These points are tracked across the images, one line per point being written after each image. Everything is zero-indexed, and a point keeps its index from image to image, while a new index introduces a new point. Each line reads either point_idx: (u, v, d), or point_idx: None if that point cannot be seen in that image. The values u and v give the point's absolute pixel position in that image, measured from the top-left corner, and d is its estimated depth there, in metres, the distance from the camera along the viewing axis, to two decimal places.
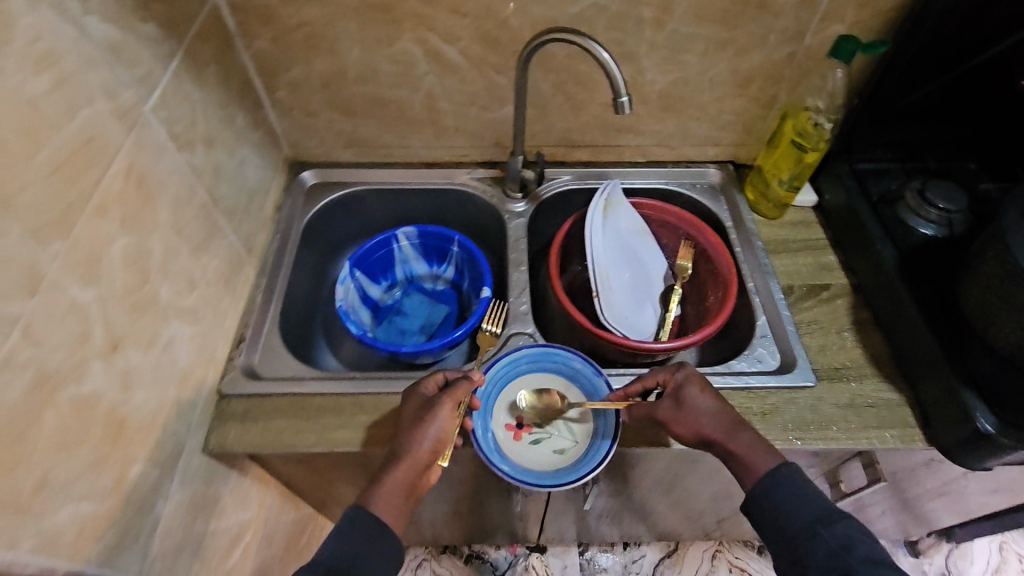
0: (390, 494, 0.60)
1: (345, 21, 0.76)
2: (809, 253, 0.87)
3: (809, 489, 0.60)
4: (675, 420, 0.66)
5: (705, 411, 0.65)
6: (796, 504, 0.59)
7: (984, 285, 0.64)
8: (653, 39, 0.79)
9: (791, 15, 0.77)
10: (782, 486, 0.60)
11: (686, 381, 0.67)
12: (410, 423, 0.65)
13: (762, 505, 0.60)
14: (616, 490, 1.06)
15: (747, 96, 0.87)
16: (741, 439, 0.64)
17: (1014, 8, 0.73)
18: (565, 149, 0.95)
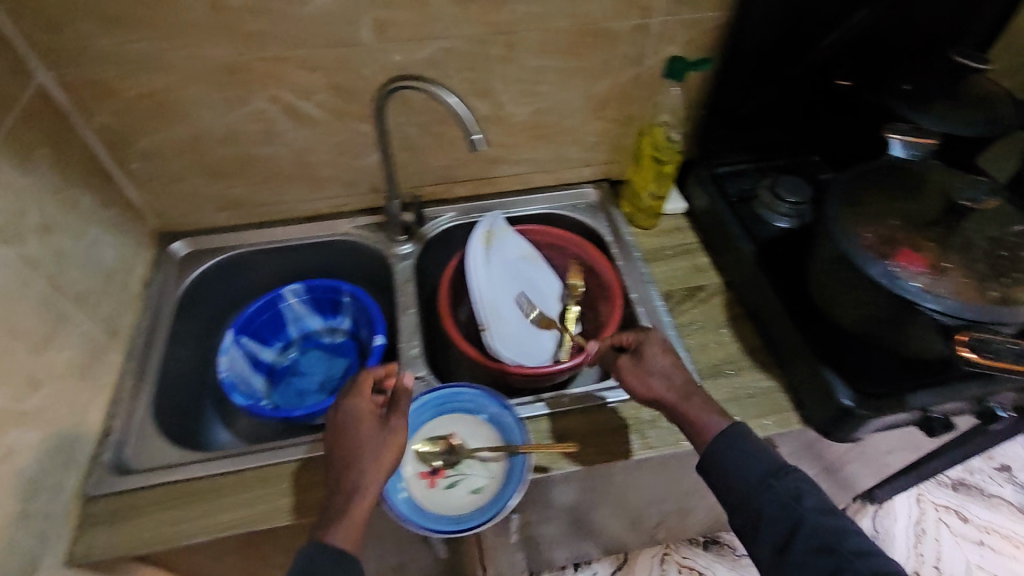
0: (352, 527, 0.58)
1: (189, 86, 0.74)
2: (684, 257, 0.92)
3: (763, 454, 0.63)
4: (632, 374, 0.70)
5: (660, 371, 0.69)
6: (749, 462, 0.62)
7: (823, 272, 0.69)
8: (506, 74, 0.82)
9: (628, 41, 0.81)
10: (735, 447, 0.63)
11: (647, 342, 0.72)
12: (350, 453, 0.62)
13: (714, 468, 0.63)
14: (546, 516, 1.05)
15: (607, 118, 0.92)
16: (691, 400, 0.67)
17: (817, 17, 0.81)
18: (445, 187, 0.97)
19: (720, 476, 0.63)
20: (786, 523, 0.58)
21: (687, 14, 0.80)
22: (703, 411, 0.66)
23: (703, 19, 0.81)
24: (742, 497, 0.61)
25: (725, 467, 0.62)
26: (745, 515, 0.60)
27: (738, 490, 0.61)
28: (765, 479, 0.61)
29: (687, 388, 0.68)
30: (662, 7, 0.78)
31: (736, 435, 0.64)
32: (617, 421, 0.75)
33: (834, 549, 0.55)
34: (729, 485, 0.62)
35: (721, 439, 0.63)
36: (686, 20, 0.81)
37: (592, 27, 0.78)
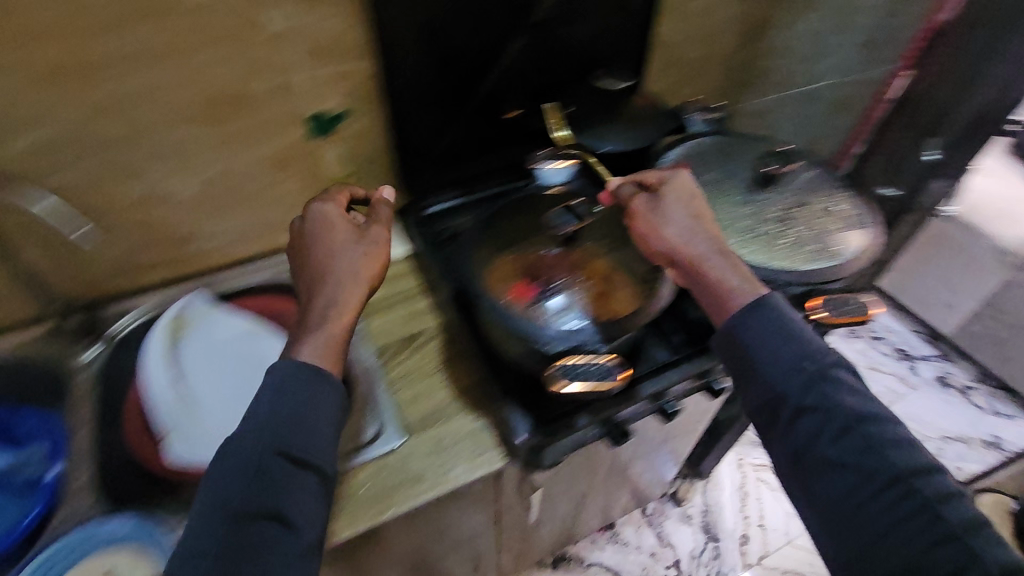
0: (330, 344, 0.60)
1: None
2: (402, 305, 0.90)
3: (783, 324, 0.60)
4: (644, 221, 0.69)
5: (692, 217, 0.68)
6: (775, 349, 0.59)
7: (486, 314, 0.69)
8: (144, 151, 0.74)
9: (276, 100, 0.77)
10: (767, 318, 0.60)
11: (673, 185, 0.69)
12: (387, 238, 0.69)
13: (742, 339, 0.61)
14: None
15: (295, 177, 0.87)
16: (708, 263, 0.65)
17: (466, 52, 0.83)
18: (133, 276, 0.86)
19: (762, 341, 0.60)
20: (790, 407, 0.57)
21: (330, 66, 0.77)
22: (720, 262, 0.65)
23: (351, 69, 0.78)
24: (790, 368, 0.58)
25: (751, 345, 0.60)
26: (767, 399, 0.59)
27: (782, 371, 0.58)
28: (815, 369, 0.57)
29: (695, 236, 0.67)
30: (296, 62, 0.75)
31: (768, 307, 0.61)
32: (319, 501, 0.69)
33: (895, 440, 0.54)
34: (755, 360, 0.60)
35: (755, 308, 0.61)
36: (333, 72, 0.78)
37: (225, 91, 0.74)
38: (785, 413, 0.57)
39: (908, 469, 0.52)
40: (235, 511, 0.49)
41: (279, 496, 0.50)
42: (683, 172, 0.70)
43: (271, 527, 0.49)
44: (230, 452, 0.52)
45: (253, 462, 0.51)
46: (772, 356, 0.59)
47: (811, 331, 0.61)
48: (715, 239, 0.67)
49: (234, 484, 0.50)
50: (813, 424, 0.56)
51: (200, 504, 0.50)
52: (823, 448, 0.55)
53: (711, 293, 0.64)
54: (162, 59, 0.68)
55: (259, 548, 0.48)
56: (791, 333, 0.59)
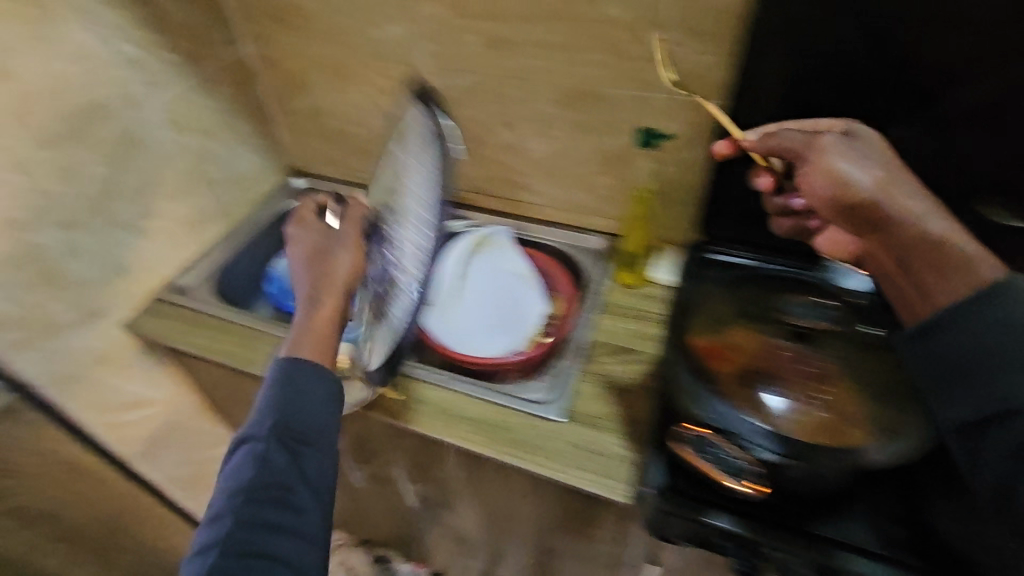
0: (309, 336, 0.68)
1: (315, 73, 1.07)
2: (637, 321, 0.94)
3: (1016, 324, 0.51)
4: (822, 177, 0.64)
5: (842, 170, 0.63)
6: (967, 346, 0.53)
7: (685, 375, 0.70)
8: (525, 114, 0.97)
9: (630, 109, 0.89)
10: (1005, 312, 0.52)
11: (861, 129, 0.68)
12: (323, 270, 0.74)
13: (980, 329, 0.52)
14: (443, 502, 1.13)
15: (616, 176, 0.99)
16: (906, 201, 0.59)
17: (832, 118, 0.74)
18: (479, 197, 1.15)
19: (970, 332, 0.53)
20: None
21: (684, 96, 0.84)
22: (925, 211, 0.59)
23: (701, 103, 0.84)
24: (970, 359, 0.53)
25: (972, 330, 0.53)
26: (996, 403, 0.51)
27: (955, 353, 0.54)
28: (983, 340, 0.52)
29: (896, 184, 0.61)
30: (658, 83, 0.85)
31: (1011, 292, 0.52)
32: (487, 415, 0.83)
33: None
34: (994, 370, 0.51)
35: (989, 296, 0.53)
36: (684, 101, 0.85)
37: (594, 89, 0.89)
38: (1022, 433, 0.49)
39: None
40: (253, 484, 0.58)
41: (300, 459, 0.61)
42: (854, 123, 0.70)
43: (280, 499, 0.58)
44: (247, 442, 0.61)
45: (270, 441, 0.60)
46: (1005, 323, 0.51)
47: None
48: (877, 177, 0.62)
49: (258, 466, 0.59)
50: None
51: (273, 423, 0.61)
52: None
53: (928, 261, 0.57)
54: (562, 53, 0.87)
55: (272, 523, 0.57)
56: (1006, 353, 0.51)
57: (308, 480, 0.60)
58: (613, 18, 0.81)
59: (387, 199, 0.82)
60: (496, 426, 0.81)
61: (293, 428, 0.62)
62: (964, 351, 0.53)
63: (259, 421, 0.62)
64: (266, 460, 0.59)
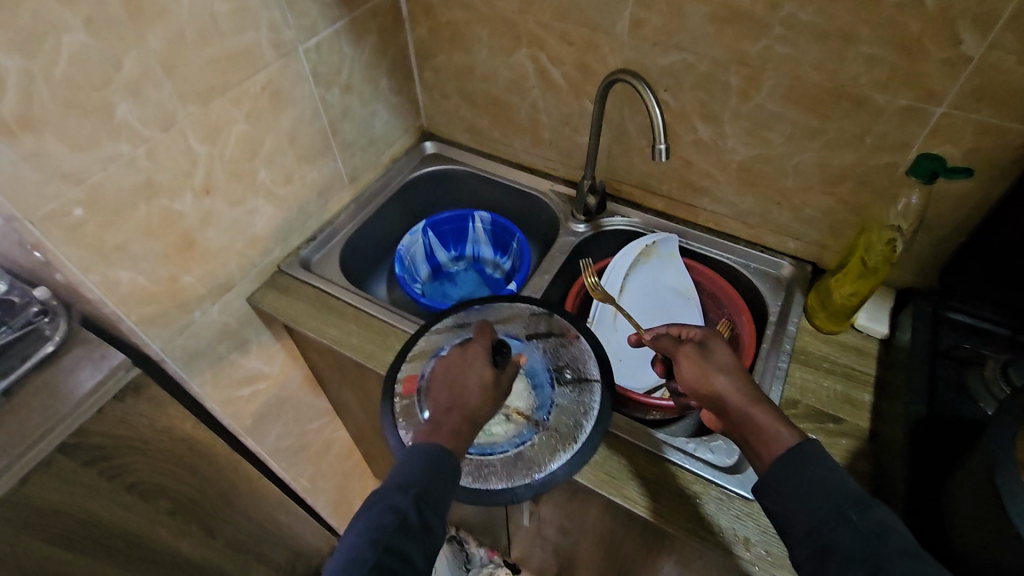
0: (437, 430, 0.59)
1: (480, 27, 0.91)
2: (838, 379, 0.78)
3: (838, 476, 0.54)
4: (693, 369, 0.65)
5: (714, 365, 0.64)
6: (815, 488, 0.54)
7: (966, 492, 0.54)
8: (738, 108, 0.79)
9: (892, 121, 0.70)
10: (810, 465, 0.55)
11: (713, 338, 0.68)
12: (452, 398, 0.61)
13: (773, 483, 0.56)
14: (555, 522, 1.03)
15: (837, 196, 0.80)
16: (759, 411, 0.60)
17: None
18: (642, 193, 0.99)
19: (778, 493, 0.55)
20: (867, 567, 0.48)
21: (983, 114, 0.65)
22: (784, 430, 0.58)
23: (1005, 127, 0.64)
24: (799, 500, 0.54)
25: (784, 494, 0.55)
26: (814, 550, 0.52)
27: (812, 499, 0.53)
28: (845, 506, 0.52)
29: (741, 386, 0.62)
30: (950, 94, 0.65)
31: (810, 457, 0.55)
32: (660, 478, 0.71)
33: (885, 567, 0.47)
34: (796, 500, 0.54)
35: (789, 457, 0.56)
36: (978, 120, 0.65)
37: (852, 90, 0.70)
38: (827, 551, 0.51)
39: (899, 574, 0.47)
40: (386, 546, 0.51)
41: (429, 536, 0.54)
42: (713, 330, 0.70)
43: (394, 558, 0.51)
44: (381, 500, 0.54)
45: (410, 509, 0.53)
46: (824, 464, 0.55)
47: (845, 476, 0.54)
48: (748, 389, 0.62)
49: (381, 519, 0.52)
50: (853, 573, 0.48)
51: (415, 487, 0.54)
52: None
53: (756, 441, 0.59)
54: (824, 39, 0.68)
55: None
56: (863, 500, 0.52)
57: (422, 544, 0.53)
58: (918, 1, 0.61)
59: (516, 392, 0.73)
60: (673, 494, 0.70)
61: (433, 503, 0.54)
62: (815, 487, 0.54)
63: (399, 484, 0.55)
64: (406, 527, 0.52)
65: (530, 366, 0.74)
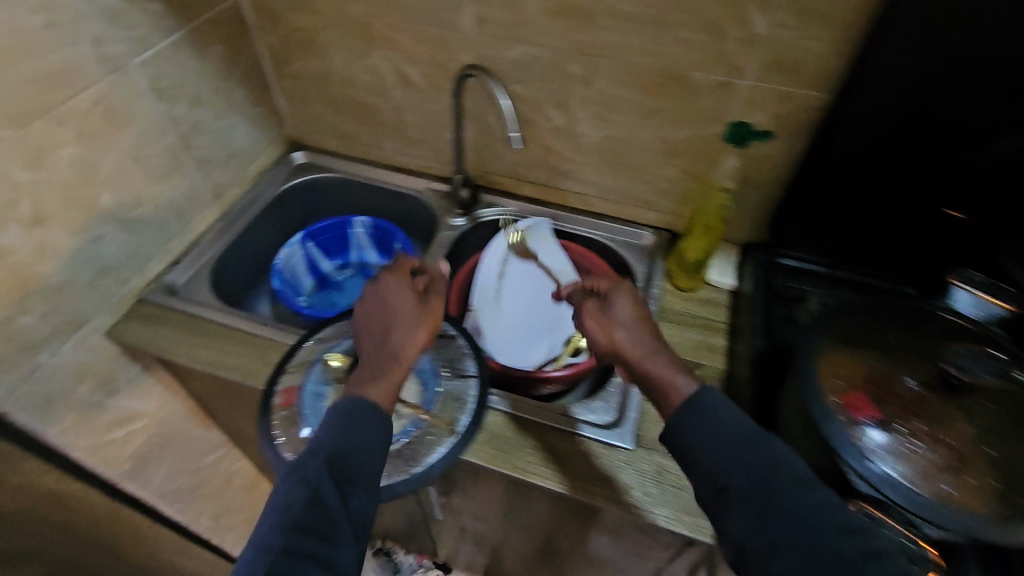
0: (371, 377, 0.63)
1: (331, 32, 0.91)
2: (698, 330, 0.87)
3: (734, 416, 0.58)
4: (595, 323, 0.70)
5: (618, 314, 0.69)
6: (716, 434, 0.56)
7: (790, 408, 0.62)
8: (583, 93, 0.85)
9: (710, 96, 0.79)
10: (706, 411, 0.58)
11: (618, 290, 0.72)
12: (384, 343, 0.67)
13: (678, 433, 0.58)
14: (470, 511, 1.05)
15: (679, 166, 0.89)
16: (656, 361, 0.64)
17: (948, 131, 0.69)
18: (514, 182, 1.03)
19: (685, 440, 0.57)
20: (769, 506, 0.51)
21: (779, 83, 0.75)
22: (678, 377, 0.62)
23: (797, 93, 0.75)
24: (703, 450, 0.56)
25: (692, 443, 0.57)
26: (715, 492, 0.54)
27: (711, 443, 0.56)
28: (739, 446, 0.55)
29: (641, 337, 0.67)
30: (751, 68, 0.75)
31: (705, 402, 0.59)
32: (550, 445, 0.75)
33: (789, 504, 0.51)
34: (698, 446, 0.56)
35: (686, 403, 0.59)
36: (776, 89, 0.76)
37: (674, 70, 0.78)
38: (733, 494, 0.53)
39: (800, 505, 0.50)
40: (297, 524, 0.51)
41: (354, 512, 0.54)
42: (619, 282, 0.74)
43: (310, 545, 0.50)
44: (296, 473, 0.54)
45: (325, 481, 0.53)
46: (718, 407, 0.58)
47: (743, 414, 0.58)
48: (645, 343, 0.66)
49: (296, 503, 0.52)
50: (760, 512, 0.51)
51: (327, 451, 0.55)
52: (777, 534, 0.50)
53: (653, 390, 0.63)
54: (643, 26, 0.75)
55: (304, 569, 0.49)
56: (754, 437, 0.56)
57: (347, 526, 0.53)
58: None
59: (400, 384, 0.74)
60: (563, 457, 0.74)
61: (355, 478, 0.55)
62: (713, 434, 0.56)
63: (313, 450, 0.56)
64: (319, 495, 0.53)
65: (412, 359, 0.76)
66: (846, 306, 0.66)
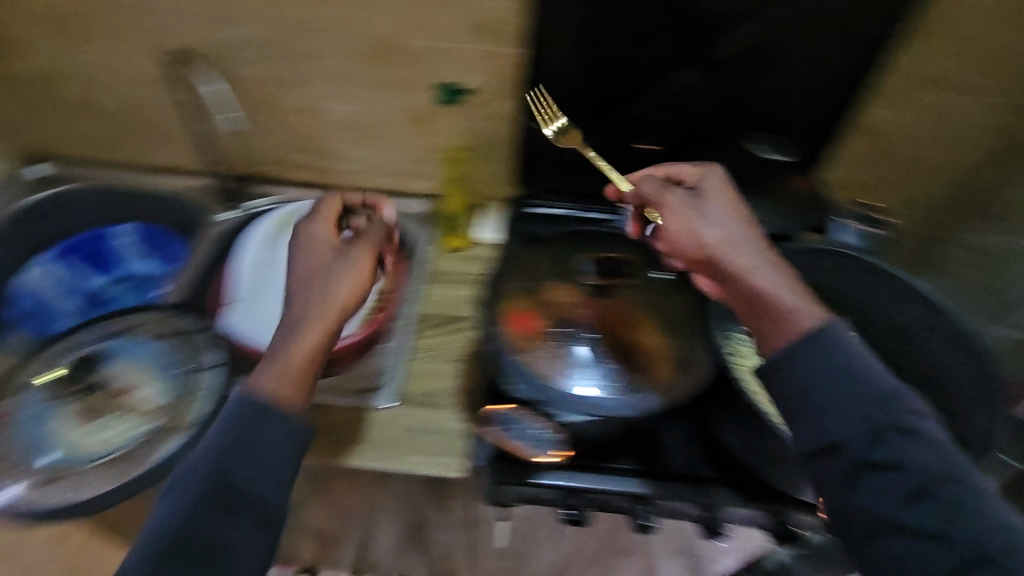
0: (281, 375, 0.54)
1: (25, 27, 0.83)
2: (464, 287, 0.92)
3: (847, 355, 0.51)
4: (678, 221, 0.61)
5: (703, 205, 0.61)
6: (834, 379, 0.50)
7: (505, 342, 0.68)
8: (314, 70, 0.86)
9: (428, 61, 0.83)
10: (829, 355, 0.51)
11: (704, 176, 0.65)
12: (318, 304, 0.58)
13: (792, 375, 0.51)
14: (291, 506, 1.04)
15: (427, 133, 0.93)
16: (761, 278, 0.57)
17: (629, 70, 0.80)
18: (282, 168, 1.02)
19: (786, 377, 0.52)
20: (906, 483, 0.46)
21: (482, 43, 0.80)
22: (749, 251, 0.58)
23: (500, 51, 0.81)
24: (820, 402, 0.49)
25: (811, 388, 0.50)
26: (818, 450, 0.49)
27: (819, 390, 0.50)
28: (879, 421, 0.48)
29: (737, 240, 0.58)
30: (454, 31, 0.79)
31: (827, 341, 0.51)
32: (310, 418, 0.75)
33: (903, 466, 0.46)
34: (808, 393, 0.50)
35: (811, 337, 0.52)
36: (483, 49, 0.81)
37: (387, 39, 0.81)
38: (848, 463, 0.48)
39: (913, 470, 0.46)
40: (167, 557, 0.44)
41: (268, 519, 0.48)
42: (710, 167, 0.66)
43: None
44: (178, 489, 0.47)
45: (209, 496, 0.46)
46: (842, 349, 0.51)
47: (880, 368, 0.51)
48: (716, 225, 0.59)
49: (181, 522, 0.46)
50: (875, 485, 0.46)
51: (216, 470, 0.47)
52: (894, 510, 0.46)
53: (768, 313, 0.55)
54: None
55: None
56: (850, 371, 0.50)
57: (257, 541, 0.47)
58: None
59: (134, 386, 0.77)
60: (323, 429, 0.74)
61: (240, 480, 0.48)
62: (812, 380, 0.50)
63: (197, 465, 0.48)
64: (233, 519, 0.46)
65: (146, 361, 0.79)
66: (500, 269, 0.79)
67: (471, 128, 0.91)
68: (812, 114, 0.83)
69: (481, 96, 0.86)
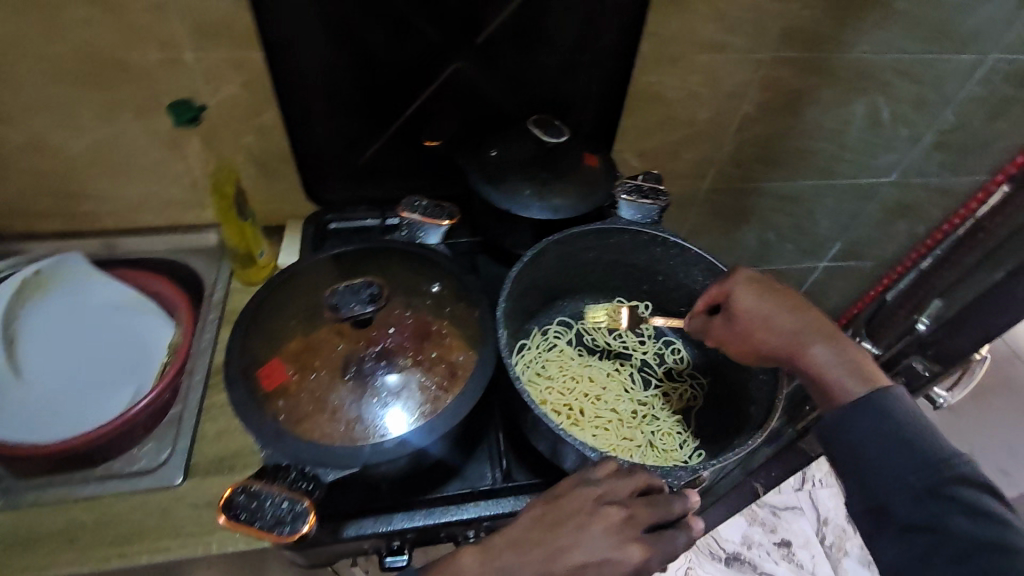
0: None
1: None
2: None
3: (904, 426, 0.54)
4: (734, 344, 0.65)
5: (739, 330, 0.64)
6: (880, 450, 0.54)
7: None
8: (22, 101, 0.71)
9: (164, 76, 0.71)
10: (889, 426, 0.54)
11: (736, 289, 0.64)
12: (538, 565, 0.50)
13: (846, 450, 0.56)
14: None
15: (192, 158, 0.81)
16: (820, 365, 0.60)
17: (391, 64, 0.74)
18: (25, 220, 0.85)
19: (850, 454, 0.55)
20: (917, 530, 0.51)
21: (222, 50, 0.70)
22: (818, 349, 0.60)
23: (246, 58, 0.71)
24: (883, 472, 0.54)
25: (860, 460, 0.55)
26: (875, 512, 0.54)
27: (878, 461, 0.54)
28: (929, 480, 0.51)
29: (783, 350, 0.62)
30: (182, 40, 0.68)
31: (890, 414, 0.55)
32: (77, 518, 0.64)
33: (935, 528, 0.50)
34: (863, 463, 0.55)
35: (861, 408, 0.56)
36: (225, 57, 0.71)
37: (102, 56, 0.68)
38: (902, 528, 0.52)
39: (945, 520, 0.50)
40: None
41: None
42: (738, 270, 0.66)
43: None
44: None
45: None
46: (900, 418, 0.54)
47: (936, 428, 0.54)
48: (787, 330, 0.62)
49: None
50: (924, 547, 0.51)
51: None
52: (930, 566, 0.51)
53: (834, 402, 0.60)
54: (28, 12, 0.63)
55: None
56: (923, 444, 0.53)
57: None
58: None
59: None
60: (88, 530, 0.63)
61: None
62: (871, 445, 0.54)
63: None
64: None
65: None
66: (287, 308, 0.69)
67: (241, 146, 0.80)
68: (592, 89, 0.81)
69: (240, 109, 0.76)
